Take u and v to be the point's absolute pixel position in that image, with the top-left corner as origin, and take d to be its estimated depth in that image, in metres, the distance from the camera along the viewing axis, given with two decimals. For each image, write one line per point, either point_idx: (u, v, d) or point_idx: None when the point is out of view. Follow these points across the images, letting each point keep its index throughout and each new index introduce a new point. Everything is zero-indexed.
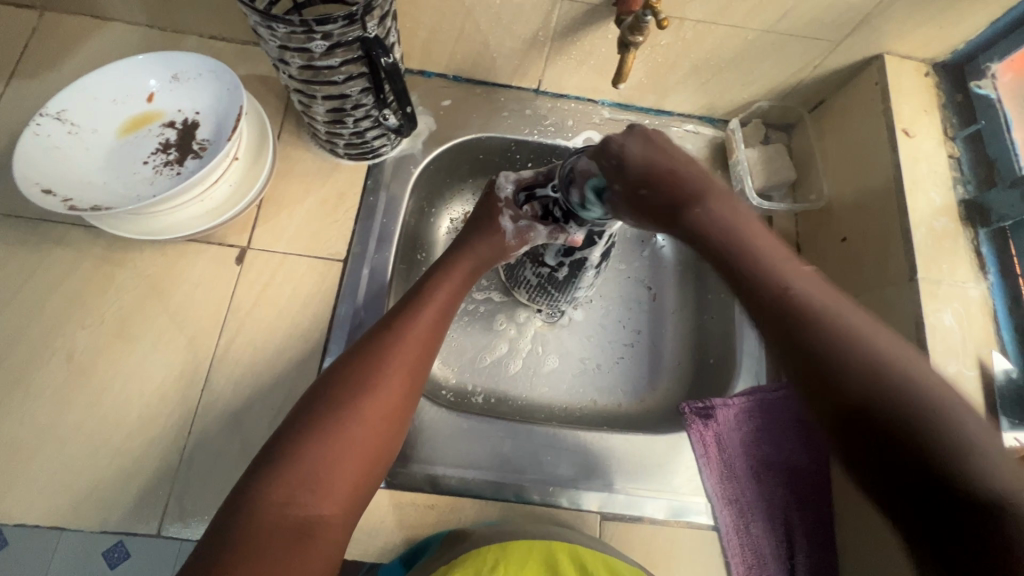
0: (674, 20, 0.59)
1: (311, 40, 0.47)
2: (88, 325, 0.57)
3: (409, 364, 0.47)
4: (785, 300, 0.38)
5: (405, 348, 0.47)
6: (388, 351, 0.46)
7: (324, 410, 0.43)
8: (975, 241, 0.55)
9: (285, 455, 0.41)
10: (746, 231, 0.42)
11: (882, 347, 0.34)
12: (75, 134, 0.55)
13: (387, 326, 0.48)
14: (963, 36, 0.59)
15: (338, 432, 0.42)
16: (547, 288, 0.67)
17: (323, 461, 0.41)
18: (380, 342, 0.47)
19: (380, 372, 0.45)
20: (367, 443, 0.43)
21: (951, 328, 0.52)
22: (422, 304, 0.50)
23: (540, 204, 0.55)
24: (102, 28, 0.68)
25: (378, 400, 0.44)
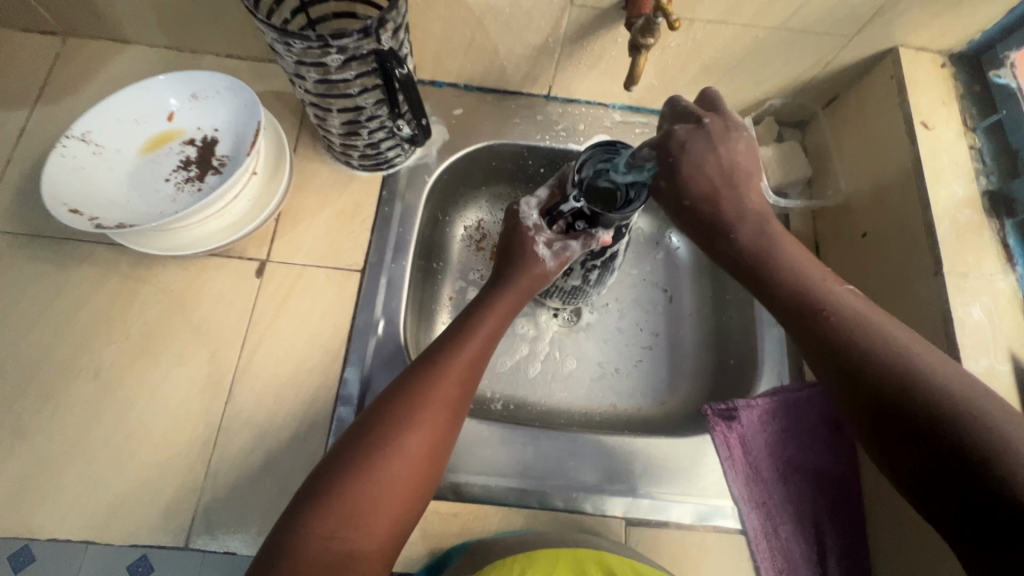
0: (684, 21, 0.59)
1: (327, 54, 0.47)
2: (113, 341, 0.58)
3: (451, 403, 0.47)
4: (818, 309, 0.46)
5: (448, 383, 0.47)
6: (430, 389, 0.46)
7: (367, 445, 0.43)
8: (1001, 232, 0.54)
9: (331, 489, 0.41)
10: (776, 243, 0.51)
11: (917, 355, 0.41)
12: (98, 155, 0.56)
13: (429, 362, 0.48)
14: (979, 26, 0.58)
15: (380, 467, 0.42)
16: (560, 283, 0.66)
17: (363, 497, 0.41)
18: (421, 377, 0.47)
19: (422, 406, 0.45)
20: (407, 479, 0.43)
21: (980, 322, 0.50)
22: (462, 340, 0.50)
23: (565, 221, 0.56)
24: (123, 52, 0.70)
25: (417, 438, 0.44)
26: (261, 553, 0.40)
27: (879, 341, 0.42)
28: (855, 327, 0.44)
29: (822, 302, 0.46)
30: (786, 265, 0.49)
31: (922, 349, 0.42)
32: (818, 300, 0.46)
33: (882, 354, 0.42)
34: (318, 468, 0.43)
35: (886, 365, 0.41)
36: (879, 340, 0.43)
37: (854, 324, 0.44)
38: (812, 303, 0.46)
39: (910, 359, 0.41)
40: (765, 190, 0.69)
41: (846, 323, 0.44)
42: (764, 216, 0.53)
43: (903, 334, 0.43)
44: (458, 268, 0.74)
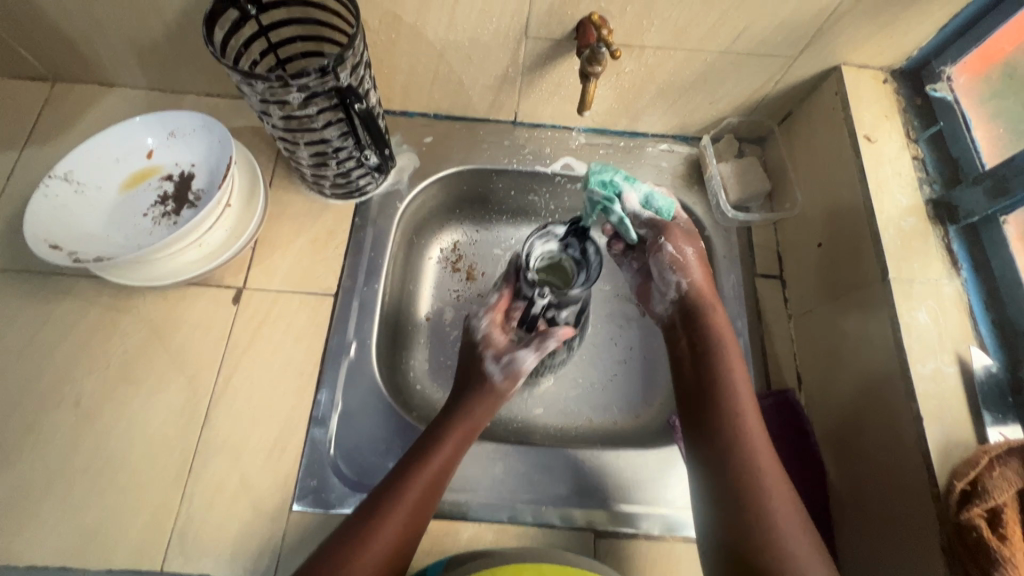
0: (634, 48, 0.62)
1: (290, 93, 0.50)
2: (94, 370, 0.60)
3: (428, 485, 0.49)
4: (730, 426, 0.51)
5: (426, 476, 0.49)
6: (410, 482, 0.48)
7: (352, 539, 0.45)
8: (945, 238, 0.56)
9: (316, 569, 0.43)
10: (728, 360, 0.55)
11: (778, 502, 0.47)
12: (81, 193, 0.59)
13: (417, 454, 0.51)
14: (915, 44, 0.61)
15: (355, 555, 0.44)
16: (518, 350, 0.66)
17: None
18: (407, 473, 0.49)
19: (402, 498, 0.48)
20: (382, 559, 0.45)
21: (927, 326, 0.52)
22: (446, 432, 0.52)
23: (528, 318, 0.59)
24: (108, 94, 0.74)
25: (393, 528, 0.46)
26: None
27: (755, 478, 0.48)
28: (744, 452, 0.49)
29: (733, 415, 0.51)
30: (740, 417, 0.51)
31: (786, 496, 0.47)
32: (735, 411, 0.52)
33: (776, 548, 0.44)
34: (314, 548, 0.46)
35: (756, 516, 0.46)
36: (756, 475, 0.48)
37: (751, 457, 0.49)
38: (718, 411, 0.52)
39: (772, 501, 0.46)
40: (724, 206, 0.72)
41: (739, 449, 0.50)
42: (723, 347, 0.56)
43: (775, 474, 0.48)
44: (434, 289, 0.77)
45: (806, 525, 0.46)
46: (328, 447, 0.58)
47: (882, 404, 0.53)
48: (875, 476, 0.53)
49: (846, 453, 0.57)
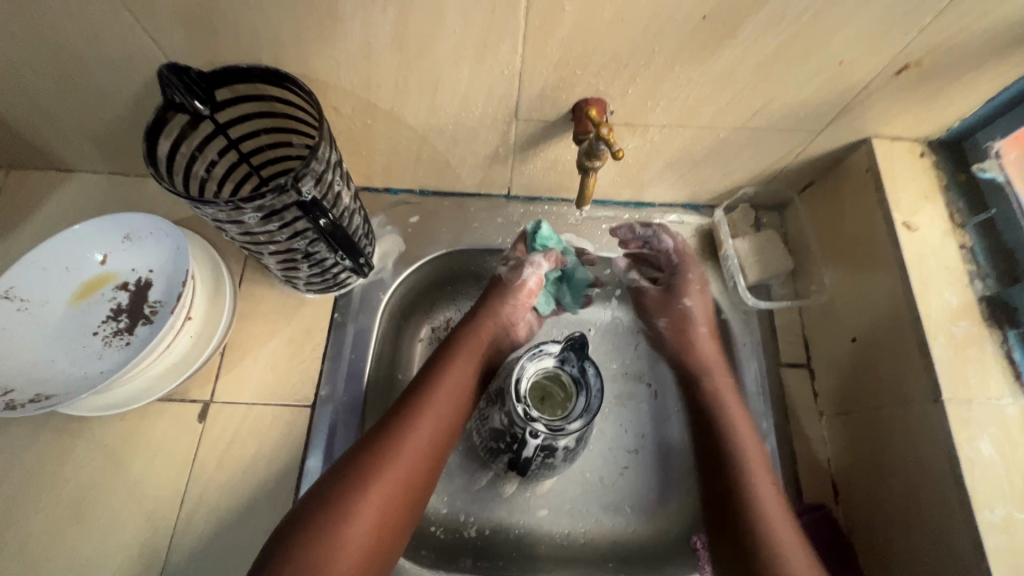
0: (639, 127, 0.56)
1: (244, 213, 0.44)
2: (43, 507, 0.54)
3: (416, 460, 0.51)
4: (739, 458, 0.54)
5: (403, 459, 0.50)
6: (392, 453, 0.50)
7: (325, 522, 0.46)
8: (1005, 345, 0.48)
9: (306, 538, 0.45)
10: (726, 397, 0.59)
11: (781, 529, 0.49)
12: (23, 312, 0.53)
13: (392, 431, 0.51)
14: (958, 115, 0.53)
15: (343, 527, 0.46)
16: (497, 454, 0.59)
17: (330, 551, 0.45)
18: (380, 447, 0.50)
19: (380, 473, 0.49)
20: (371, 534, 0.47)
21: (992, 459, 0.44)
22: (422, 411, 0.53)
23: (508, 427, 0.55)
24: (66, 180, 0.68)
25: (370, 507, 0.47)
26: None
27: (755, 498, 0.51)
28: (746, 474, 0.53)
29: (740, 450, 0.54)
30: (733, 442, 0.55)
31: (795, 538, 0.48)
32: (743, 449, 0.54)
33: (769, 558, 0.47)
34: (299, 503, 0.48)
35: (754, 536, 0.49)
36: (768, 510, 0.50)
37: (750, 479, 0.52)
38: (721, 438, 0.56)
39: (778, 528, 0.49)
40: (743, 290, 0.65)
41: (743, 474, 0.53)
42: (719, 393, 0.59)
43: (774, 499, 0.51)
44: None
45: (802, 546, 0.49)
46: None
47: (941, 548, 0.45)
48: None
49: None
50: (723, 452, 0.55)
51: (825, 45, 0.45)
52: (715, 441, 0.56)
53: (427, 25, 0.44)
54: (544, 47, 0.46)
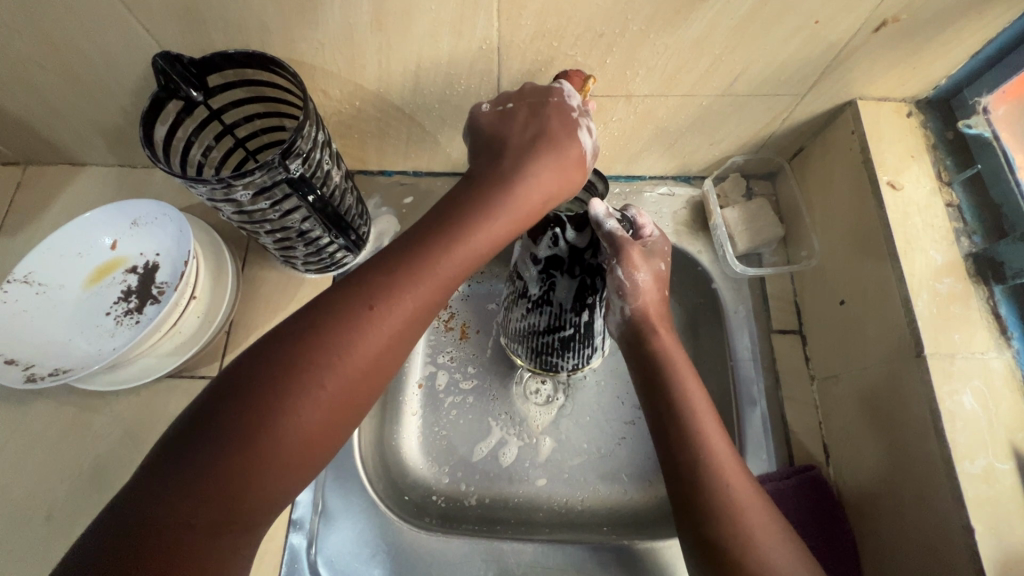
0: (621, 98, 0.56)
1: (235, 192, 0.46)
2: (67, 477, 0.57)
3: (423, 309, 0.40)
4: (685, 407, 0.48)
5: (413, 302, 0.39)
6: (405, 290, 0.39)
7: (300, 355, 0.35)
8: (990, 300, 0.49)
9: (231, 428, 0.33)
10: (676, 377, 0.50)
11: (738, 491, 0.44)
12: (42, 294, 0.57)
13: (397, 264, 0.40)
14: (942, 73, 0.53)
15: (317, 389, 0.35)
16: (571, 346, 0.58)
17: (301, 396, 0.35)
18: (386, 282, 0.39)
19: (386, 304, 0.38)
20: (352, 387, 0.37)
21: (974, 412, 0.45)
22: (452, 248, 0.41)
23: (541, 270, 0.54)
24: (80, 173, 0.72)
25: (352, 364, 0.36)
26: (106, 512, 0.32)
27: (722, 481, 0.44)
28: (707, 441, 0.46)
29: (690, 414, 0.47)
30: (693, 419, 0.47)
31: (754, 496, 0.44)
32: (692, 450, 0.46)
33: (748, 554, 0.41)
34: (241, 357, 0.36)
35: (721, 500, 0.43)
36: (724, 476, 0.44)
37: (718, 471, 0.44)
38: (684, 417, 0.47)
39: (733, 495, 0.43)
40: (731, 258, 0.65)
41: (714, 478, 0.44)
42: (671, 358, 0.51)
43: (744, 488, 0.44)
44: (427, 351, 0.73)
45: (767, 506, 0.44)
46: (309, 552, 0.55)
47: (922, 501, 0.46)
48: None
49: (882, 553, 0.50)
50: (683, 443, 0.46)
51: (799, 4, 0.45)
52: (681, 440, 0.46)
53: (405, 5, 0.45)
54: (518, 20, 0.47)
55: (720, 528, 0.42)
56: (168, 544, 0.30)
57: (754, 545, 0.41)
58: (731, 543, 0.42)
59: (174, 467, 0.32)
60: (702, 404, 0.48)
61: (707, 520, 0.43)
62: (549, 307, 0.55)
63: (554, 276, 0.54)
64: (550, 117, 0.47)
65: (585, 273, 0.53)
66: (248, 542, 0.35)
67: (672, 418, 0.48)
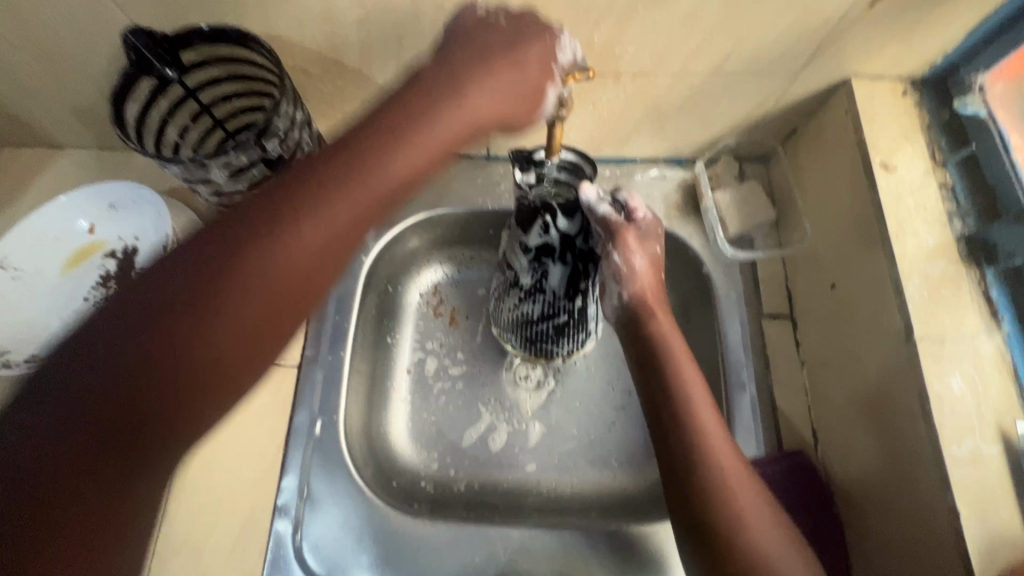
0: (609, 76, 0.55)
1: (211, 171, 0.45)
2: None
3: (328, 238, 0.38)
4: (683, 398, 0.47)
5: (301, 227, 0.37)
6: (297, 215, 0.37)
7: (184, 282, 0.35)
8: (982, 283, 0.48)
9: (124, 356, 0.32)
10: (675, 366, 0.48)
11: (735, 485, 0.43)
12: (19, 279, 0.55)
13: (287, 189, 0.38)
14: (938, 50, 0.52)
15: (213, 317, 0.35)
16: (566, 333, 0.58)
17: (191, 322, 0.34)
18: (271, 212, 0.37)
19: (269, 236, 0.36)
20: (253, 314, 0.36)
21: (962, 395, 0.44)
22: (299, 185, 0.39)
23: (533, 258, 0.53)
24: (57, 156, 0.70)
25: (243, 290, 0.35)
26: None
27: (721, 475, 0.43)
28: (705, 434, 0.45)
29: (689, 406, 0.46)
30: (693, 411, 0.46)
31: (751, 490, 0.44)
32: (691, 442, 0.45)
33: (745, 549, 0.41)
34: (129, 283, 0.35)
35: (720, 495, 0.43)
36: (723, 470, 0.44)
37: (716, 465, 0.44)
38: (683, 408, 0.46)
39: (731, 490, 0.43)
40: (721, 242, 0.65)
41: (713, 472, 0.44)
42: (669, 344, 0.50)
43: (742, 482, 0.44)
44: (416, 337, 0.72)
45: (765, 499, 0.44)
46: (295, 538, 0.55)
47: (910, 485, 0.46)
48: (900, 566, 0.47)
49: (869, 536, 0.50)
50: (682, 435, 0.45)
51: None
52: (680, 433, 0.46)
53: None
54: None
55: (717, 523, 0.42)
56: (66, 473, 0.30)
57: (751, 541, 0.41)
58: (728, 538, 0.41)
59: (57, 391, 0.32)
60: (700, 394, 0.47)
61: (704, 514, 0.42)
62: (542, 295, 0.55)
63: (546, 264, 0.53)
64: (484, 34, 0.44)
65: (577, 259, 0.53)
66: (162, 469, 0.35)
67: (672, 411, 0.47)
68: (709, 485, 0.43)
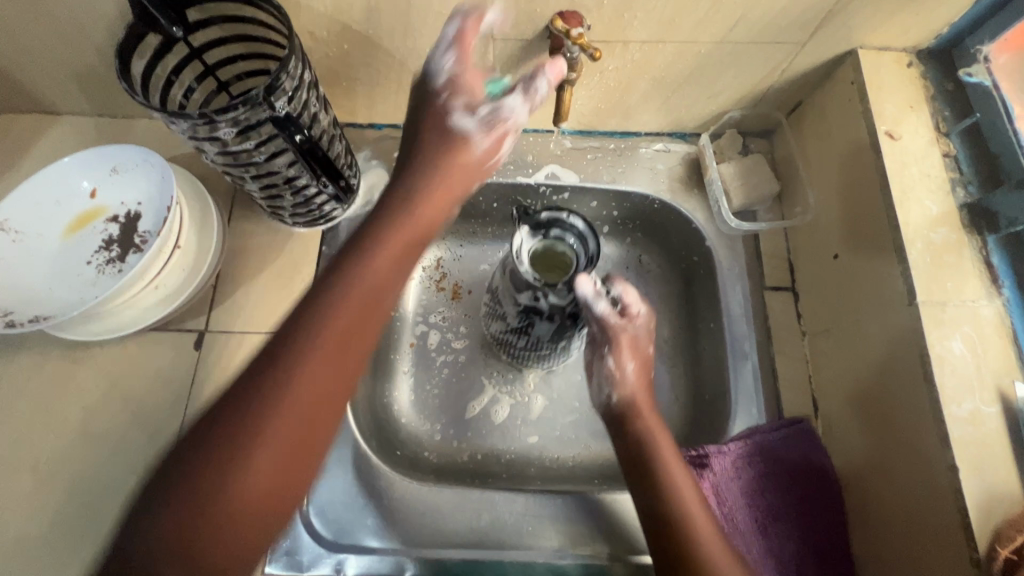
0: (617, 44, 0.55)
1: (218, 128, 0.44)
2: (51, 430, 0.56)
3: (364, 300, 0.40)
4: (653, 444, 0.53)
5: (349, 307, 0.39)
6: (348, 287, 0.40)
7: (254, 401, 0.36)
8: (982, 250, 0.49)
9: (201, 463, 0.34)
10: (650, 425, 0.55)
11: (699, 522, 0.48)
12: (19, 242, 0.55)
13: (329, 289, 0.39)
14: (945, 20, 0.52)
15: (263, 441, 0.35)
16: (545, 357, 0.65)
17: (242, 450, 0.35)
18: (319, 303, 0.39)
19: (331, 309, 0.39)
20: (285, 454, 0.36)
21: (963, 357, 0.45)
22: (365, 245, 0.42)
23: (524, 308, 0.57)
24: (54, 123, 0.69)
25: (299, 391, 0.36)
26: None
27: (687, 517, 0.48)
28: (671, 476, 0.51)
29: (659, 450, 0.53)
30: (660, 453, 0.52)
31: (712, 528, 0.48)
32: (662, 484, 0.51)
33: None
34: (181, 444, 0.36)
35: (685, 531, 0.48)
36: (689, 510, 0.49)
37: (683, 505, 0.49)
38: (653, 452, 0.53)
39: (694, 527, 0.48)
40: (726, 213, 0.65)
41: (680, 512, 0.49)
42: (658, 447, 0.53)
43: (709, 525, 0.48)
44: (419, 310, 0.72)
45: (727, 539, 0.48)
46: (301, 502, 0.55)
47: (910, 447, 0.47)
48: (899, 523, 0.47)
49: (868, 498, 0.51)
50: (652, 478, 0.51)
51: None
52: (651, 475, 0.52)
53: None
54: None
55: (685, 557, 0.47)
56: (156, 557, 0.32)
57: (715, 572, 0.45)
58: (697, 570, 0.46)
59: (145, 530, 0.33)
60: (667, 443, 0.54)
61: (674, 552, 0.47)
62: (528, 336, 0.61)
63: (534, 318, 0.58)
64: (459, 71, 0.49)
65: (564, 320, 0.57)
66: None
67: (642, 456, 0.53)
68: (677, 522, 0.48)
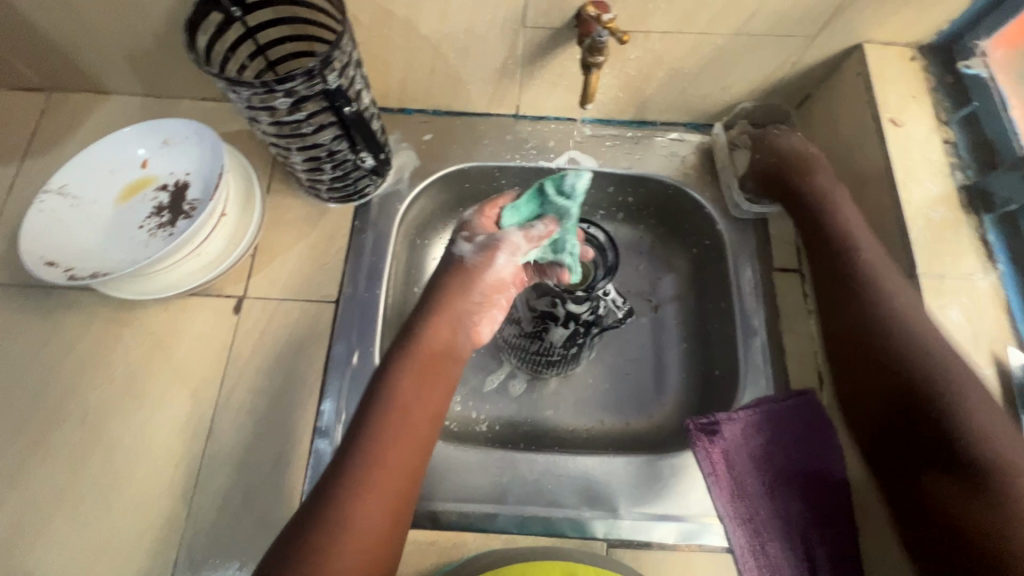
0: (640, 34, 0.59)
1: (275, 98, 0.48)
2: (98, 384, 0.60)
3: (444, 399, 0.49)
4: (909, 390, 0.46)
5: (428, 382, 0.48)
6: (417, 361, 0.49)
7: (344, 490, 0.42)
8: (979, 229, 0.53)
9: (306, 542, 0.40)
10: (931, 366, 0.46)
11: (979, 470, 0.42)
12: (77, 207, 0.58)
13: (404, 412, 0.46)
14: (945, 17, 0.56)
15: (358, 506, 0.41)
16: (555, 365, 0.68)
17: (344, 532, 0.40)
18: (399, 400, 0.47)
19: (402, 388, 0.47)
20: (388, 511, 0.42)
21: (958, 325, 0.49)
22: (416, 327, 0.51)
23: (538, 314, 0.61)
24: (103, 102, 0.73)
25: (385, 473, 0.43)
26: None
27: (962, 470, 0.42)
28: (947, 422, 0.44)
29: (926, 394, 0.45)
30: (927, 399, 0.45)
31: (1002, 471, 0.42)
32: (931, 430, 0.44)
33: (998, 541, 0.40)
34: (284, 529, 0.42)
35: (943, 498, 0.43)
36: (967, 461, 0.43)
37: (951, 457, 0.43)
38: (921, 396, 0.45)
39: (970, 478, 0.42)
40: (736, 195, 0.68)
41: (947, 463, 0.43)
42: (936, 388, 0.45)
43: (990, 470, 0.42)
44: None
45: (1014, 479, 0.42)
46: None
47: None
48: None
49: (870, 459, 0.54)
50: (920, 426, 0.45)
51: None
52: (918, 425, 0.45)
53: None
54: None
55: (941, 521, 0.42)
56: None
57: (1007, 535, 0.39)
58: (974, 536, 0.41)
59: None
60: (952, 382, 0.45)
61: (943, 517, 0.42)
62: (541, 342, 0.64)
63: (548, 325, 0.61)
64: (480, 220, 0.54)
65: (577, 326, 0.60)
66: None
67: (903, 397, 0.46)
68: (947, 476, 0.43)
